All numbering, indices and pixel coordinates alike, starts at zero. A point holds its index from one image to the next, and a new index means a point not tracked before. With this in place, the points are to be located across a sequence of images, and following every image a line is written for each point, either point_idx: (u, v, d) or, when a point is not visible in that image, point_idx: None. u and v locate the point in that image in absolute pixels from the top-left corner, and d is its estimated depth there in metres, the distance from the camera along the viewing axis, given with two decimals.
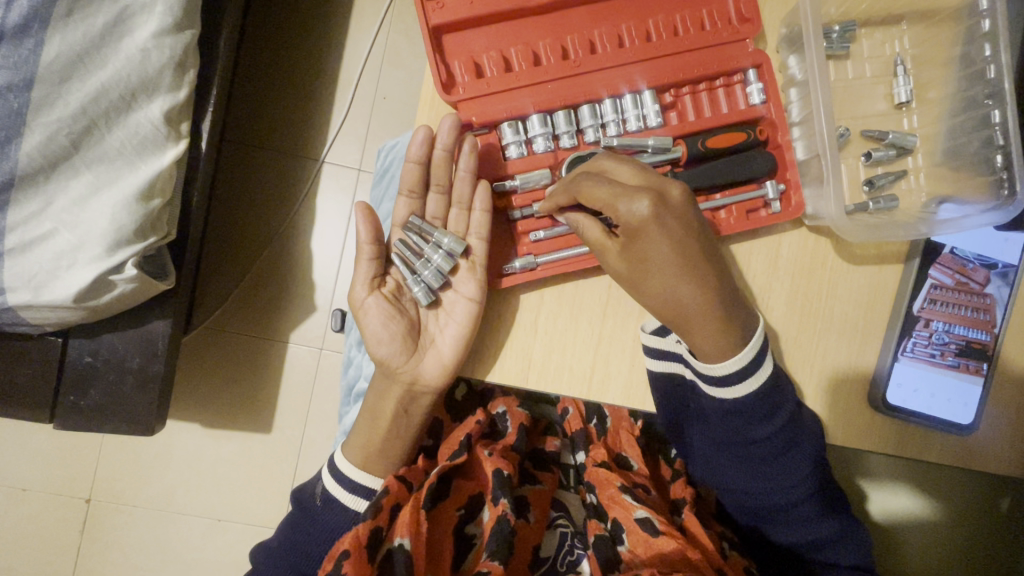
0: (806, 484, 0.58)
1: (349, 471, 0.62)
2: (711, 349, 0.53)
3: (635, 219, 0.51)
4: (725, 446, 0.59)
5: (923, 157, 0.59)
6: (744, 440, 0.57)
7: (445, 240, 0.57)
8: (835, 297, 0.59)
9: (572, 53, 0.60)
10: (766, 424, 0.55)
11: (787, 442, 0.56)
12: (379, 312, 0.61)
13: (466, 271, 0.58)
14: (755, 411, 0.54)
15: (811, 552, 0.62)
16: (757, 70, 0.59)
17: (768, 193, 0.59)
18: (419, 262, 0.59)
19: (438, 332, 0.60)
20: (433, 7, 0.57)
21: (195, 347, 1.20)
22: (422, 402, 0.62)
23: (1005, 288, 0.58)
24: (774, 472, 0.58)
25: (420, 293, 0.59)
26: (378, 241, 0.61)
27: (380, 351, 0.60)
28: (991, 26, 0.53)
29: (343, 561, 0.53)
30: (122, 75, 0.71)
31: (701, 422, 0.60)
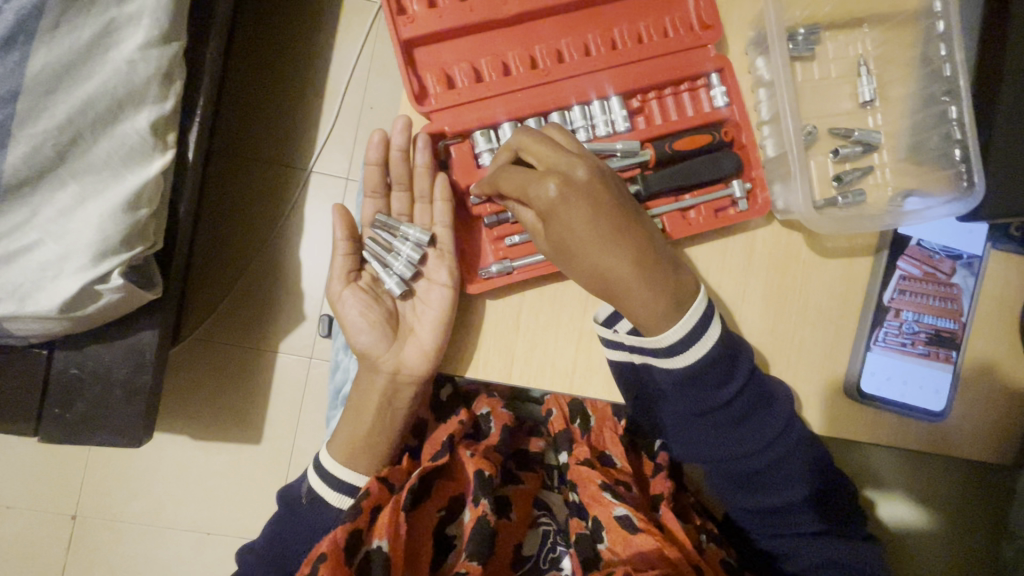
0: (778, 445, 0.59)
1: (336, 468, 0.63)
2: (654, 323, 0.52)
3: (543, 202, 0.50)
4: (697, 417, 0.59)
5: (888, 153, 0.61)
6: (710, 408, 0.57)
7: (412, 231, 0.58)
8: (809, 289, 0.61)
9: (540, 63, 0.61)
10: (727, 386, 0.56)
11: (754, 403, 0.57)
12: (360, 304, 0.61)
13: (436, 259, 0.59)
14: (710, 376, 0.55)
15: (784, 517, 0.62)
16: (720, 73, 0.60)
17: (735, 192, 0.60)
18: (391, 255, 0.60)
19: (416, 320, 0.60)
20: (403, 22, 0.57)
21: (186, 357, 1.20)
22: (405, 397, 0.62)
23: (970, 278, 0.61)
24: (743, 437, 0.59)
25: (393, 284, 0.60)
26: (353, 237, 0.62)
27: (361, 339, 0.61)
28: (945, 28, 0.56)
29: (319, 565, 0.53)
30: (109, 86, 0.72)
31: (665, 400, 0.59)
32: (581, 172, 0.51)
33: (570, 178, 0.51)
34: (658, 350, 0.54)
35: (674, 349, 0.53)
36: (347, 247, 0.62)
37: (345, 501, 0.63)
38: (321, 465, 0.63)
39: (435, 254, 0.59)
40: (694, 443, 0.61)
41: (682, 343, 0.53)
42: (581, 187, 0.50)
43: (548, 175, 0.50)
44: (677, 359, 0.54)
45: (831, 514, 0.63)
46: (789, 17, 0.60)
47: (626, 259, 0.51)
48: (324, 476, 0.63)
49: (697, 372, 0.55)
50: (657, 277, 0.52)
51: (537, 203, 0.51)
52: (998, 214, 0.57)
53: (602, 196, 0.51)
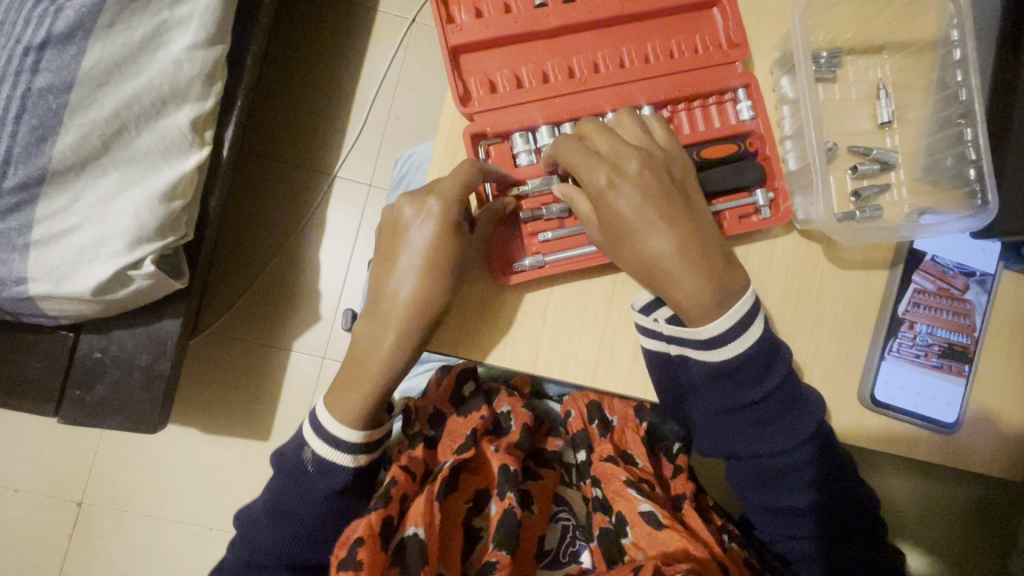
0: (794, 452, 0.61)
1: (347, 435, 0.60)
2: (697, 316, 0.56)
3: (594, 188, 0.55)
4: (727, 414, 0.60)
5: (905, 172, 0.64)
6: (741, 404, 0.59)
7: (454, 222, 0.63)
8: (826, 298, 0.63)
9: (577, 72, 0.64)
10: (759, 386, 0.58)
11: (783, 404, 0.59)
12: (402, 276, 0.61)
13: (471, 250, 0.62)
14: (748, 372, 0.57)
15: (792, 526, 0.64)
16: (747, 89, 0.63)
17: (759, 200, 0.62)
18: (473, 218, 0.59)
19: None
20: (452, 30, 0.61)
21: (207, 351, 1.23)
22: None
23: (983, 294, 0.63)
24: (771, 437, 0.61)
25: None
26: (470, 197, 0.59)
27: None
28: (962, 55, 0.60)
29: (359, 547, 0.58)
30: (155, 84, 0.76)
31: (697, 396, 0.61)
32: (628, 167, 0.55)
33: (618, 169, 0.55)
34: (694, 340, 0.57)
35: (713, 340, 0.56)
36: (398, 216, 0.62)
37: (358, 460, 0.61)
38: (326, 431, 0.60)
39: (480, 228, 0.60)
40: (723, 443, 0.62)
41: (727, 333, 0.56)
42: (635, 179, 0.55)
43: (601, 164, 0.55)
44: (715, 351, 0.57)
45: (844, 532, 0.63)
46: (813, 41, 0.64)
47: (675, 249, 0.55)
48: (334, 444, 0.60)
49: (731, 368, 0.57)
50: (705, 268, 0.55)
51: (589, 187, 0.56)
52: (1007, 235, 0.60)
53: (653, 192, 0.55)
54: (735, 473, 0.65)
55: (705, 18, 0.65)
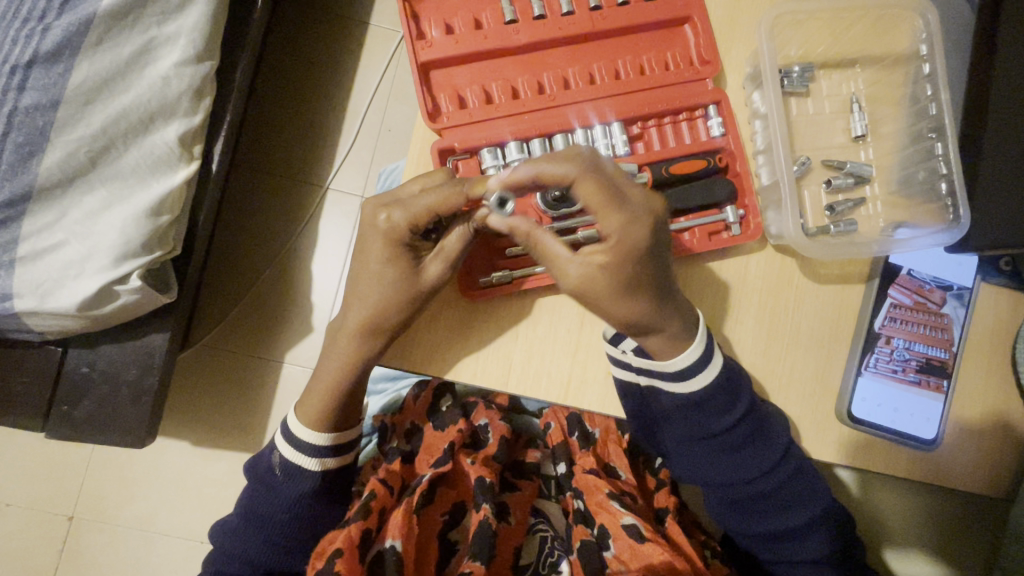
0: (772, 474, 0.61)
1: (318, 439, 0.62)
2: (671, 336, 0.56)
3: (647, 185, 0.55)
4: (700, 441, 0.62)
5: (880, 186, 0.64)
6: (711, 432, 0.60)
7: None
8: (801, 314, 0.63)
9: (547, 88, 0.63)
10: (728, 414, 0.58)
11: (754, 429, 0.59)
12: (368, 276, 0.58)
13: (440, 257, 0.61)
14: (713, 403, 0.58)
15: (778, 541, 0.64)
16: (718, 105, 0.62)
17: (728, 217, 0.62)
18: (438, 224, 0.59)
19: None
20: (422, 45, 0.61)
21: (200, 365, 1.23)
22: None
23: (960, 308, 0.63)
24: (743, 462, 0.61)
25: None
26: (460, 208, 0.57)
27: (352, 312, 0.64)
28: (931, 69, 0.61)
29: (337, 560, 0.58)
30: (144, 99, 0.77)
31: (669, 423, 0.62)
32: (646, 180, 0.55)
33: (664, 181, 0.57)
34: (666, 373, 0.58)
35: (691, 368, 0.57)
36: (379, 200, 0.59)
37: (326, 465, 0.63)
38: (294, 435, 0.62)
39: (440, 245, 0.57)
40: (698, 467, 0.63)
41: (696, 366, 0.57)
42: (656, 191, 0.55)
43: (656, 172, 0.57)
44: (682, 384, 0.59)
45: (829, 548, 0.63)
46: (783, 58, 0.64)
47: (657, 258, 0.54)
48: (303, 449, 0.62)
49: (701, 399, 0.58)
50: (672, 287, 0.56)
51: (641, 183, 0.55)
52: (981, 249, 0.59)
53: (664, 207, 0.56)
54: (714, 496, 0.65)
55: (676, 34, 0.64)
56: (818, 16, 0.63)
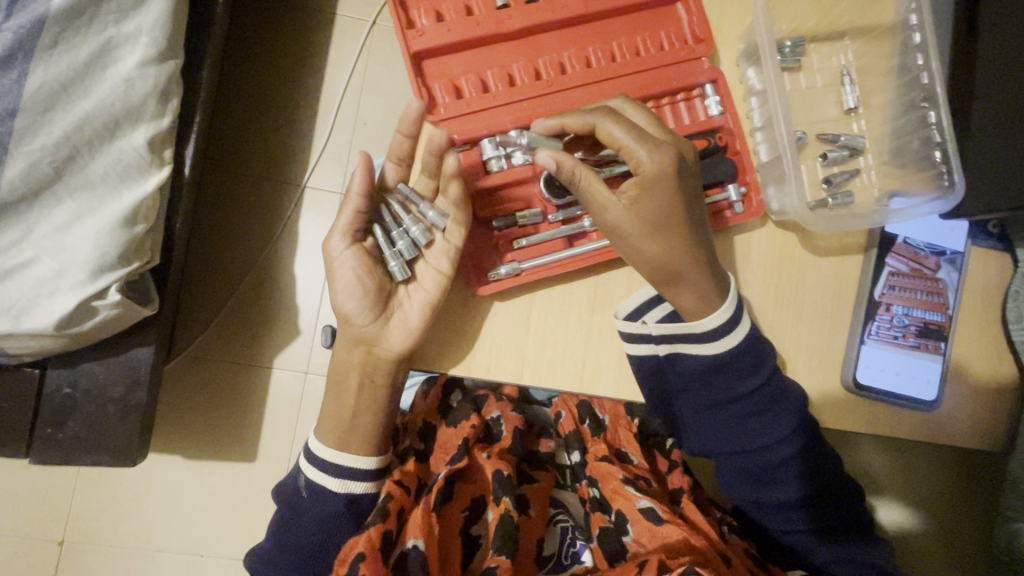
0: (784, 441, 0.62)
1: (354, 463, 0.62)
2: (694, 302, 0.58)
3: (656, 168, 0.55)
4: (715, 407, 0.62)
5: (873, 156, 0.65)
6: (729, 397, 0.61)
7: (413, 228, 0.60)
8: (804, 285, 0.64)
9: (543, 74, 0.62)
10: (754, 377, 0.59)
11: (769, 398, 0.60)
12: (426, 296, 0.60)
13: (442, 247, 0.60)
14: (735, 367, 0.59)
15: (777, 513, 0.65)
16: (714, 84, 0.62)
17: (731, 195, 0.62)
18: (396, 230, 0.62)
19: (408, 299, 0.61)
20: (413, 35, 0.59)
21: (189, 372, 1.19)
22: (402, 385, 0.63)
23: (954, 273, 0.64)
24: (759, 427, 0.62)
25: (397, 268, 0.61)
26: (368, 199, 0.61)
27: (349, 304, 0.62)
28: (921, 38, 0.60)
29: (359, 564, 0.56)
30: (106, 103, 0.72)
31: (685, 393, 0.62)
32: (659, 166, 0.55)
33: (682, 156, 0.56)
34: (693, 335, 0.59)
35: (717, 332, 0.58)
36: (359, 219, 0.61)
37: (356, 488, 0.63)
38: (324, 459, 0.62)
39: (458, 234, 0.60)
40: (710, 436, 0.64)
41: (720, 332, 0.58)
42: (663, 177, 0.55)
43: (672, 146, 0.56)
44: (704, 348, 0.59)
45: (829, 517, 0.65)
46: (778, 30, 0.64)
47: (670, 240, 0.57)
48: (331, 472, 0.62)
49: (721, 362, 0.59)
50: (691, 253, 0.57)
51: (647, 167, 0.55)
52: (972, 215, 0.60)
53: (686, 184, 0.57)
54: (726, 470, 0.66)
55: (669, 13, 0.63)
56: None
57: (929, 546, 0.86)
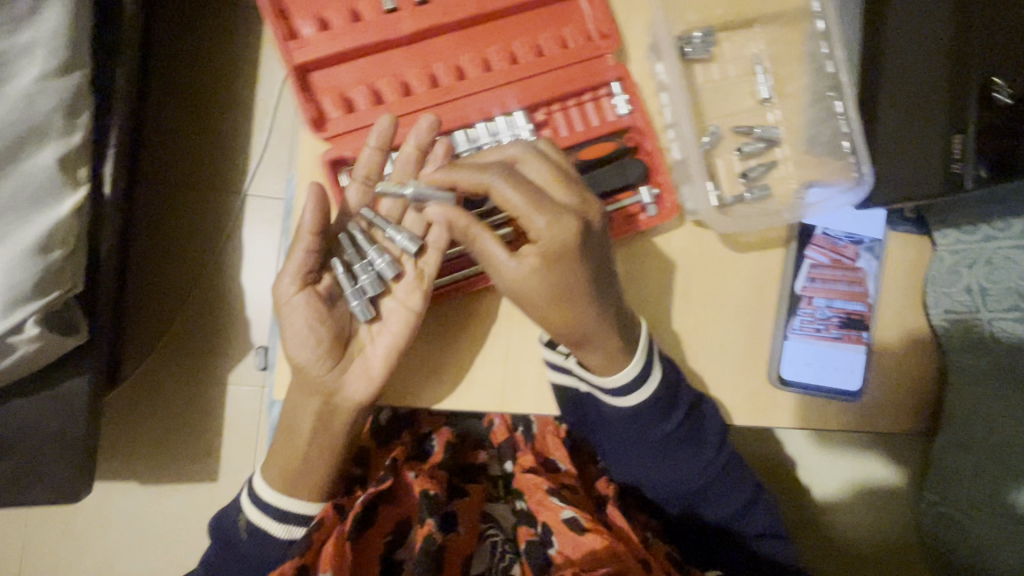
0: (709, 462, 0.66)
1: (296, 508, 0.60)
2: (606, 360, 0.56)
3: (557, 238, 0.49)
4: (640, 443, 0.64)
5: (789, 147, 0.64)
6: (652, 437, 0.62)
7: (379, 261, 0.57)
8: (725, 284, 0.63)
9: (441, 81, 0.58)
10: (668, 419, 0.60)
11: (691, 428, 0.62)
12: (393, 337, 0.57)
13: (411, 281, 0.57)
14: (652, 411, 0.59)
15: (734, 522, 0.68)
16: (621, 82, 0.59)
17: (643, 198, 0.60)
18: (359, 265, 0.58)
19: (370, 339, 0.59)
20: (295, 47, 0.54)
21: (141, 397, 1.14)
22: (342, 419, 0.60)
23: (873, 261, 0.64)
24: (684, 456, 0.64)
25: (358, 308, 0.57)
26: (321, 235, 0.56)
27: (301, 355, 0.57)
28: (824, 25, 0.61)
29: None
30: (5, 122, 0.64)
31: (608, 423, 0.63)
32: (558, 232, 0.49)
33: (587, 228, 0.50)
34: (608, 388, 0.59)
35: (630, 383, 0.58)
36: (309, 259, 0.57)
37: (293, 532, 0.61)
38: (262, 501, 0.60)
39: (430, 264, 0.57)
40: (640, 468, 0.66)
41: (631, 385, 0.57)
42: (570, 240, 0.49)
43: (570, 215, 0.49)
44: (624, 397, 0.59)
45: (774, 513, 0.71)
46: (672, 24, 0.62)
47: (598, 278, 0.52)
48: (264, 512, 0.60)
49: (640, 407, 0.59)
50: (599, 296, 0.52)
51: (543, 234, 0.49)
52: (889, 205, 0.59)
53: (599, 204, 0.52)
54: (661, 497, 0.68)
55: (570, 8, 0.60)
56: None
57: (858, 514, 0.97)
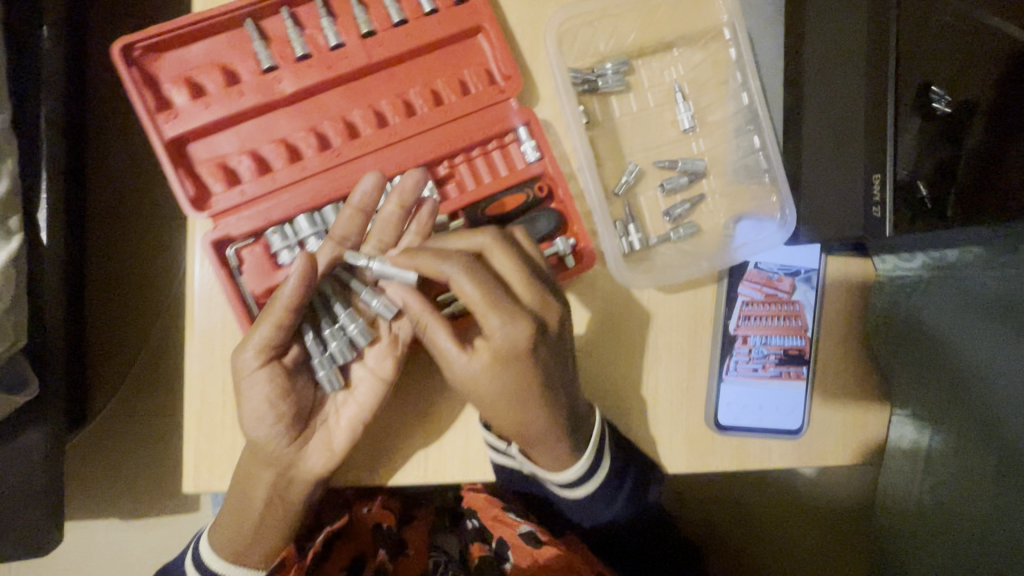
0: (650, 530, 0.66)
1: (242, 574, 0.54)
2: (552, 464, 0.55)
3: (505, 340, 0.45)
4: (587, 522, 0.62)
5: (715, 178, 0.60)
6: (599, 518, 0.60)
7: (352, 326, 0.53)
8: (654, 327, 0.59)
9: (331, 140, 0.54)
10: (611, 506, 0.59)
11: (636, 507, 0.61)
12: (358, 407, 0.53)
13: (386, 346, 0.54)
14: (597, 498, 0.58)
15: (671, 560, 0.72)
16: (528, 126, 0.55)
17: (559, 249, 0.55)
18: (330, 329, 0.54)
19: (335, 409, 0.54)
20: (164, 118, 0.50)
21: (102, 426, 0.90)
22: (299, 487, 0.53)
23: (810, 292, 0.60)
24: (629, 529, 0.64)
25: (326, 377, 0.53)
26: (299, 310, 0.48)
27: (260, 431, 0.51)
28: (738, 54, 0.58)
29: None
30: None
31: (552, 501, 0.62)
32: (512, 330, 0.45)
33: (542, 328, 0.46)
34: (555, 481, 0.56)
35: (577, 479, 0.55)
36: (277, 335, 0.49)
37: None
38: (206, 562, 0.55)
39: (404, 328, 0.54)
40: (585, 537, 0.66)
41: (583, 477, 0.55)
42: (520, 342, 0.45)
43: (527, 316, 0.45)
44: (570, 491, 0.57)
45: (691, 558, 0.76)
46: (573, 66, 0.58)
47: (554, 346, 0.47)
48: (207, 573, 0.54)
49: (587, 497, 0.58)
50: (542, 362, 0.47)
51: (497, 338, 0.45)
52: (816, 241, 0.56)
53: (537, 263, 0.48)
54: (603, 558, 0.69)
55: (468, 50, 0.55)
56: (610, 12, 0.57)
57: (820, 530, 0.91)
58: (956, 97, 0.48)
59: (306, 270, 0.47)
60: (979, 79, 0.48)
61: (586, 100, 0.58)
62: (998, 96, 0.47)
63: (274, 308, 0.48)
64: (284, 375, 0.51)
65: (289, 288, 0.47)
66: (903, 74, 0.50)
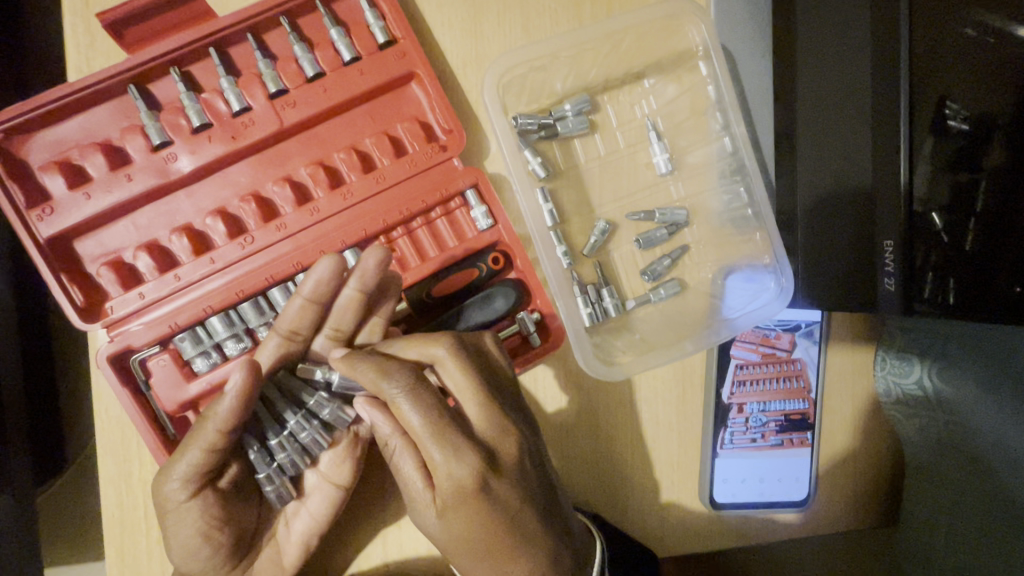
0: None
1: None
2: None
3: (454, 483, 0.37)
4: None
5: (696, 227, 0.53)
6: None
7: (304, 433, 0.44)
8: (637, 401, 0.51)
9: (244, 221, 0.46)
10: None
11: None
12: (311, 520, 0.45)
13: (343, 448, 0.46)
14: None
15: None
16: (477, 188, 0.47)
17: (523, 326, 0.48)
18: (275, 437, 0.44)
19: (286, 523, 0.46)
20: (41, 214, 0.42)
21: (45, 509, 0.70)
22: None
23: (812, 348, 0.53)
24: None
25: (273, 495, 0.44)
26: (236, 428, 0.40)
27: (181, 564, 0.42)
28: (716, 93, 0.49)
29: None
30: None
31: None
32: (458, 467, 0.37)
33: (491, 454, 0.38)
34: None
35: None
36: (212, 458, 0.40)
37: None
38: None
39: (363, 425, 0.47)
40: None
41: None
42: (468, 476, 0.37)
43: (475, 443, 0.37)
44: None
45: None
46: (524, 112, 0.50)
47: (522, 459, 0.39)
48: None
49: None
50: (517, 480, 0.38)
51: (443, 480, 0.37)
52: (817, 305, 0.47)
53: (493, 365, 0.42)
54: None
55: (402, 102, 0.47)
56: (562, 55, 0.47)
57: None
58: (973, 111, 0.39)
59: (248, 382, 0.39)
60: (1000, 92, 0.39)
61: (544, 146, 0.50)
62: (1019, 110, 0.39)
63: (204, 428, 0.39)
64: (222, 502, 0.43)
65: (226, 406, 0.39)
66: (917, 91, 0.39)
